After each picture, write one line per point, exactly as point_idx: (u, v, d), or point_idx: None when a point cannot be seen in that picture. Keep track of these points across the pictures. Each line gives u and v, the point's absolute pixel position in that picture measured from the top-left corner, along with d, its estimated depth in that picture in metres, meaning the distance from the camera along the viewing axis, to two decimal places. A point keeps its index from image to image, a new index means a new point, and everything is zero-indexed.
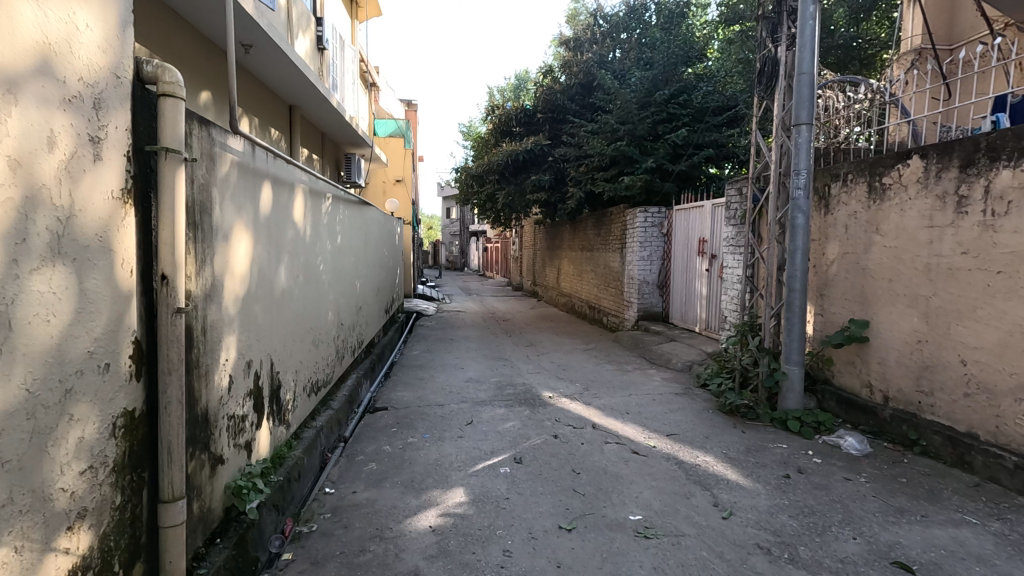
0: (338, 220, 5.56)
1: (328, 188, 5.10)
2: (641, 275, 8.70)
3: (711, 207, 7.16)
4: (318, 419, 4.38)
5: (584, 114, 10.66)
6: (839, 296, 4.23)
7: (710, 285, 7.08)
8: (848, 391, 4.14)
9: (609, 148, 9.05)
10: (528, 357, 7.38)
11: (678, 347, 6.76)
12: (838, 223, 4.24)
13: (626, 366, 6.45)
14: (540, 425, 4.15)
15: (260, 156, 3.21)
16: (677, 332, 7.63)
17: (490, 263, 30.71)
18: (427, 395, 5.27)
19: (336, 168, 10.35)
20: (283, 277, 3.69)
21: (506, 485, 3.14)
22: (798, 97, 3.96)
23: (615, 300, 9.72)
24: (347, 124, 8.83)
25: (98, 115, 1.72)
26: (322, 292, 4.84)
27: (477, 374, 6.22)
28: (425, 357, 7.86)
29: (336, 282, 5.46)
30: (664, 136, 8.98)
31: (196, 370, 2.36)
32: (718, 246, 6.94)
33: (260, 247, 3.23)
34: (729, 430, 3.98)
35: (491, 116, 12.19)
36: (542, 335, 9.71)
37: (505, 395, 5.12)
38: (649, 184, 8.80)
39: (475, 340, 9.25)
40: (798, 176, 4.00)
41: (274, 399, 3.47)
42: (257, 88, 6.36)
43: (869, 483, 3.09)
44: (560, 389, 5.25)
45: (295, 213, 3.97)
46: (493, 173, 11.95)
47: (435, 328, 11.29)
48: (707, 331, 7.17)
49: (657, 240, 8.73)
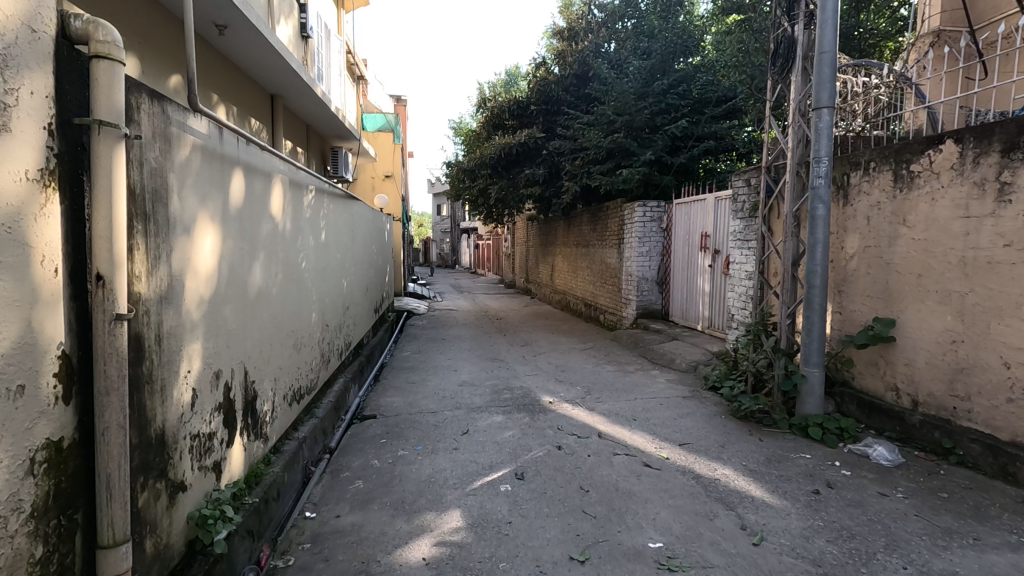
0: (323, 214, 5.22)
1: (311, 179, 4.75)
2: (640, 272, 8.41)
3: (714, 200, 6.88)
4: (300, 430, 4.04)
5: (580, 105, 10.35)
6: (859, 292, 3.95)
7: (714, 281, 6.82)
8: (870, 394, 3.87)
9: (606, 141, 8.77)
10: (524, 358, 7.08)
11: (681, 346, 6.48)
12: (859, 215, 3.96)
13: (627, 367, 6.15)
14: (542, 434, 3.84)
15: (229, 140, 2.87)
16: (678, 330, 7.35)
17: (481, 260, 30.39)
18: (419, 401, 4.94)
19: (323, 162, 9.96)
20: (258, 276, 3.34)
21: (508, 506, 2.83)
22: (818, 79, 3.66)
23: (612, 297, 9.44)
24: (333, 116, 8.44)
25: (4, 74, 1.38)
26: (305, 292, 4.50)
27: (471, 377, 5.90)
28: (417, 358, 7.53)
29: (320, 281, 5.10)
30: (663, 127, 8.70)
31: (146, 386, 2.02)
32: (722, 240, 6.67)
33: (230, 242, 2.88)
34: (745, 439, 3.69)
35: (483, 108, 11.85)
36: (537, 333, 9.40)
37: (502, 400, 4.80)
38: (648, 177, 8.53)
39: (469, 340, 8.92)
40: (818, 164, 3.70)
41: (249, 411, 3.13)
42: (234, 75, 5.96)
43: (907, 498, 2.81)
44: (560, 393, 4.94)
45: (272, 205, 3.63)
46: (486, 167, 11.59)
47: (427, 327, 10.93)
48: (710, 329, 6.91)
49: (656, 235, 8.45)
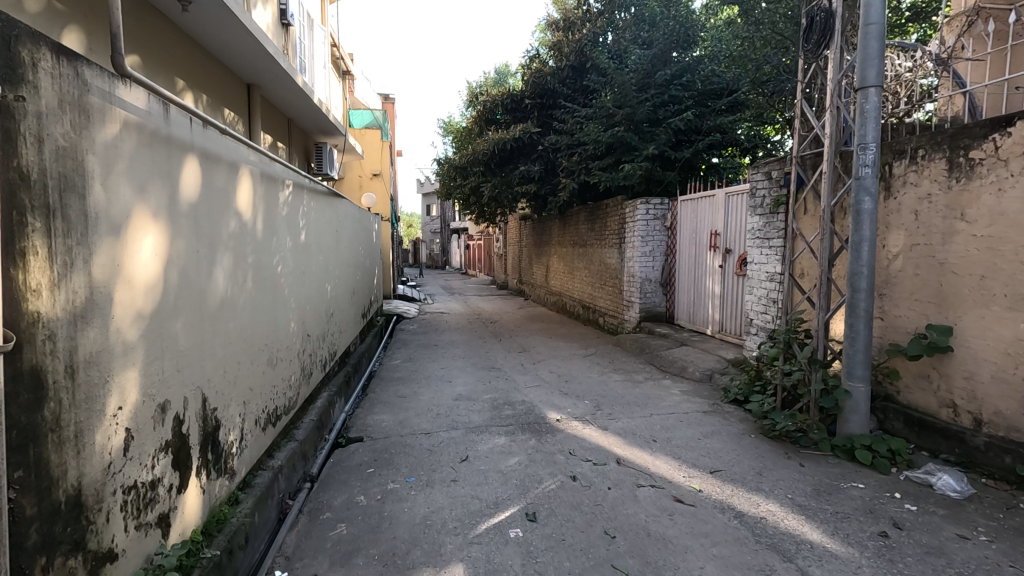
0: (303, 213, 4.72)
1: (288, 172, 4.24)
2: (643, 273, 7.96)
3: (725, 197, 6.46)
4: (275, 458, 3.54)
5: (577, 98, 9.89)
6: (905, 296, 3.52)
7: (725, 282, 6.41)
8: (919, 411, 3.45)
9: (605, 135, 8.34)
10: (523, 366, 6.61)
11: (692, 353, 6.06)
12: (904, 209, 3.53)
13: (636, 376, 5.70)
14: (552, 462, 3.37)
15: (178, 120, 2.38)
16: (686, 335, 6.91)
17: (472, 260, 29.84)
18: (411, 420, 4.44)
19: (306, 158, 9.41)
20: (221, 283, 2.83)
21: (521, 559, 2.35)
22: (864, 55, 3.22)
23: (613, 299, 9.00)
24: (316, 108, 7.91)
25: None
26: (282, 299, 4.01)
27: (467, 389, 5.41)
28: (407, 367, 7.02)
29: (300, 286, 4.59)
30: (666, 121, 8.30)
31: (45, 435, 1.53)
32: (735, 239, 6.26)
33: (181, 243, 2.37)
34: (784, 465, 3.24)
35: (476, 102, 11.36)
36: (535, 338, 8.92)
37: (503, 418, 4.32)
38: (650, 173, 8.09)
39: (463, 346, 8.43)
40: (864, 151, 3.26)
41: (208, 445, 2.63)
42: (204, 60, 5.41)
43: (993, 543, 2.37)
44: (567, 409, 4.47)
45: (239, 201, 3.13)
46: (478, 164, 11.11)
47: (418, 332, 10.44)
48: (721, 334, 6.49)
49: (659, 234, 8.01)
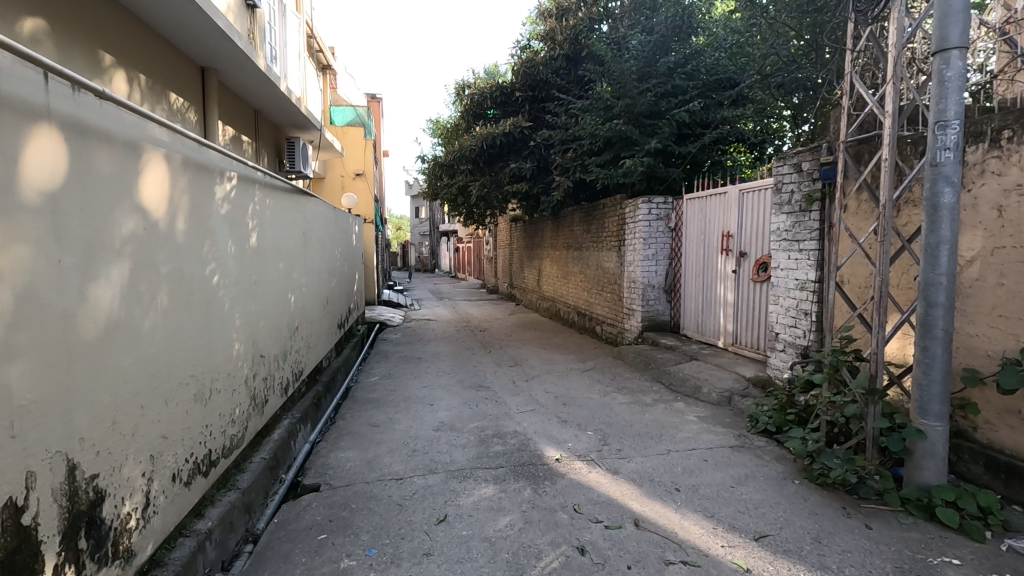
0: (254, 211, 3.99)
1: (231, 162, 3.52)
2: (646, 278, 7.27)
3: (738, 194, 5.82)
4: (204, 522, 2.81)
5: (572, 90, 9.17)
6: (985, 311, 2.86)
7: (739, 289, 5.77)
8: (1006, 454, 2.78)
9: (603, 128, 7.66)
10: (515, 384, 5.90)
11: (705, 369, 5.40)
12: (983, 205, 2.87)
13: (644, 398, 5.01)
14: (552, 525, 2.66)
15: (16, 73, 1.65)
16: (695, 347, 6.25)
17: (462, 263, 29.13)
18: (381, 458, 3.72)
19: (278, 155, 8.64)
20: (108, 301, 2.10)
21: None
22: (945, 7, 2.54)
23: (611, 306, 8.34)
24: (285, 98, 7.16)
25: None
26: (219, 317, 3.28)
27: (451, 416, 4.68)
28: (385, 385, 6.30)
29: (249, 299, 3.86)
30: (669, 113, 7.67)
31: None
32: (751, 242, 5.62)
33: (25, 250, 1.66)
34: (846, 527, 2.57)
35: (463, 95, 10.64)
36: (528, 350, 8.20)
37: (492, 457, 3.60)
38: (652, 169, 7.43)
39: (448, 360, 7.69)
40: (944, 130, 2.58)
41: (81, 529, 1.91)
42: (144, 35, 4.65)
43: None
44: (568, 444, 3.77)
45: (145, 193, 2.41)
46: (465, 162, 10.39)
47: (401, 342, 9.69)
48: (735, 347, 5.85)
49: (663, 236, 7.33)
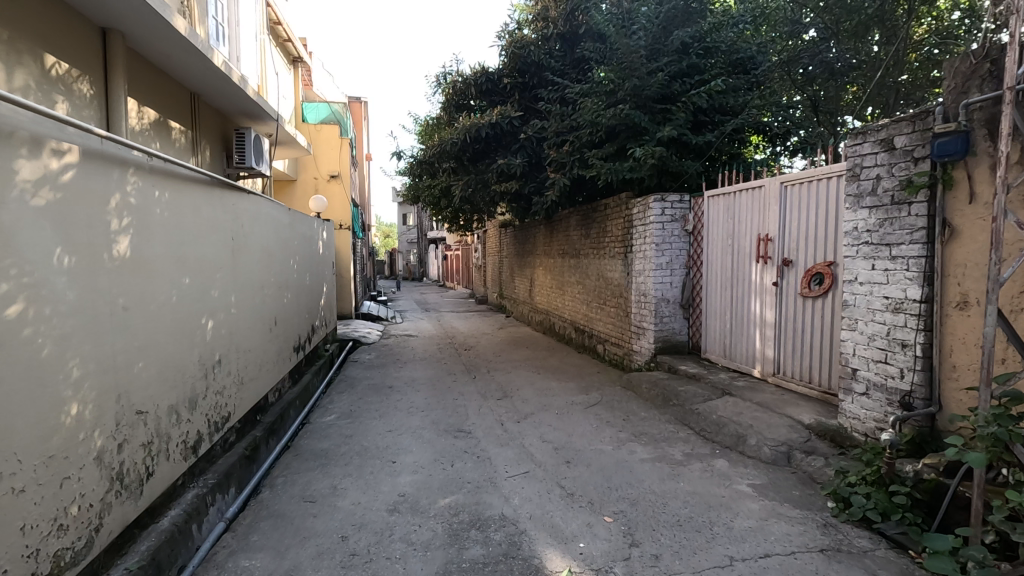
0: (122, 204, 2.76)
1: (65, 127, 2.30)
2: (659, 291, 6.11)
3: (780, 188, 4.69)
4: None
5: (569, 74, 8.00)
6: None
7: (785, 306, 4.65)
8: None
9: (605, 115, 6.52)
10: (504, 427, 4.70)
11: (745, 410, 4.24)
12: None
13: (672, 453, 3.84)
14: None
15: None
16: (725, 377, 5.09)
17: (450, 272, 27.89)
18: (303, 572, 2.50)
19: (226, 149, 7.38)
20: None
21: None
22: None
23: (616, 323, 7.17)
24: (226, 77, 5.93)
25: None
26: (21, 373, 2.05)
27: (416, 484, 3.47)
28: (342, 428, 5.07)
29: (110, 334, 2.62)
30: (682, 97, 6.57)
31: None
32: (798, 247, 4.50)
33: None
34: None
35: (442, 85, 9.39)
36: (519, 375, 7.00)
37: (464, 571, 2.41)
38: (665, 162, 6.28)
39: (425, 390, 6.46)
40: None
41: None
42: None
43: None
44: (578, 545, 2.58)
45: None
46: (447, 159, 9.23)
47: (374, 365, 8.45)
48: (779, 378, 4.70)
49: (679, 240, 6.17)
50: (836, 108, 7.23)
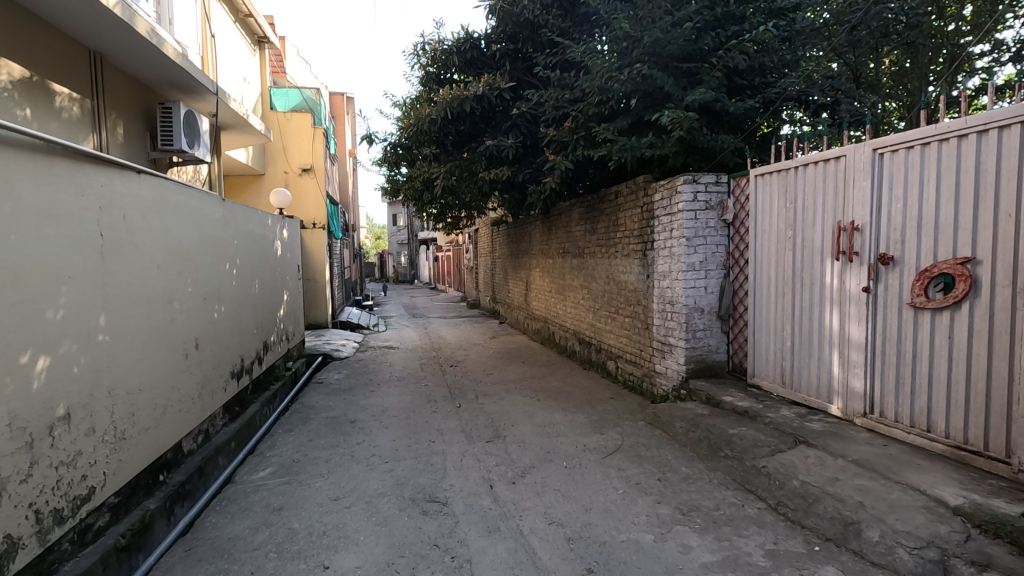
0: None
1: None
2: (690, 299, 4.80)
3: (873, 155, 3.36)
4: None
5: (571, 35, 6.68)
6: None
7: (883, 319, 3.33)
8: None
9: (620, 77, 5.20)
10: (495, 492, 3.39)
11: (844, 472, 2.93)
12: None
13: (751, 554, 2.52)
14: None
15: None
16: (791, 414, 3.79)
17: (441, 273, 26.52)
18: None
19: (150, 127, 5.99)
20: None
21: None
22: None
23: (632, 336, 5.86)
24: (132, 30, 4.56)
25: None
26: None
27: None
28: (274, 491, 3.73)
29: None
30: (716, 54, 5.25)
31: None
32: (906, 236, 3.18)
33: None
34: None
35: (421, 57, 8.04)
36: (514, 402, 5.69)
37: None
38: (695, 135, 4.97)
39: (395, 425, 5.14)
40: None
41: None
42: None
43: None
44: None
45: None
46: (427, 144, 7.89)
47: (342, 387, 7.11)
48: (873, 421, 3.39)
49: (716, 233, 4.84)
50: (876, 81, 7.39)
